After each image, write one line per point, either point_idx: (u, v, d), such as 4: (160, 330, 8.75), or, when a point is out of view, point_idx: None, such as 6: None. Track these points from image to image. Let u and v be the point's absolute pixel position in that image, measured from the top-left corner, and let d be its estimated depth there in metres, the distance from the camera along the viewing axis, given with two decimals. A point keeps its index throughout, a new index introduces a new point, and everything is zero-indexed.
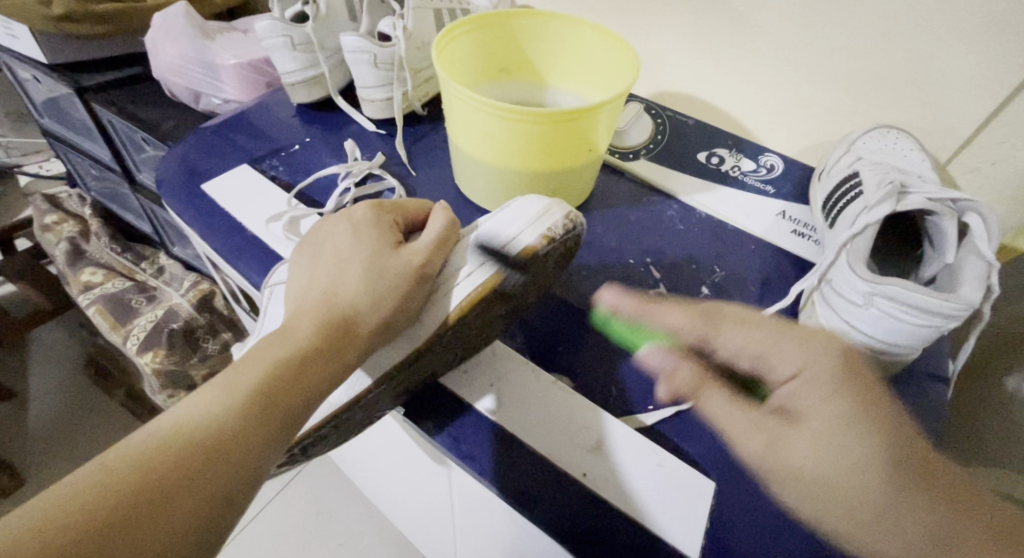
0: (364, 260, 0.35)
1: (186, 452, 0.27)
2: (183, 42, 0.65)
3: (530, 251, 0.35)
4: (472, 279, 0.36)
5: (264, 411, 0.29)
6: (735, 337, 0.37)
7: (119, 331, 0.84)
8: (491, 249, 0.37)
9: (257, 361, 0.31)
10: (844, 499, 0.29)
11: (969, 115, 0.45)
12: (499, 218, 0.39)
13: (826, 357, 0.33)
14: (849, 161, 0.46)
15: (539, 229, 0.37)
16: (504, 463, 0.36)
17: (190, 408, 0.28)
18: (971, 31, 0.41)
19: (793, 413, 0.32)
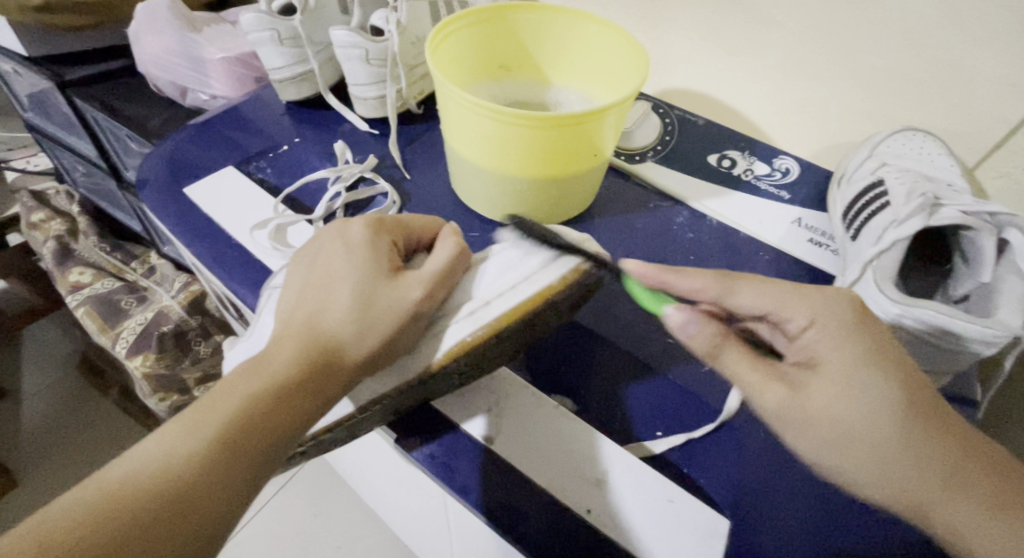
0: (356, 289, 0.32)
1: (148, 497, 0.24)
2: (167, 35, 0.62)
3: (541, 297, 0.33)
4: (475, 318, 0.33)
5: (238, 449, 0.26)
6: (753, 291, 0.33)
7: (108, 333, 0.82)
8: (497, 288, 0.34)
9: (231, 395, 0.28)
10: (851, 440, 0.29)
11: (1002, 119, 0.42)
12: (510, 255, 0.36)
13: (838, 307, 0.31)
14: (872, 168, 0.43)
15: (561, 268, 0.34)
16: (501, 496, 0.34)
17: (155, 448, 0.26)
18: (1008, 27, 0.38)
19: (813, 362, 0.31)
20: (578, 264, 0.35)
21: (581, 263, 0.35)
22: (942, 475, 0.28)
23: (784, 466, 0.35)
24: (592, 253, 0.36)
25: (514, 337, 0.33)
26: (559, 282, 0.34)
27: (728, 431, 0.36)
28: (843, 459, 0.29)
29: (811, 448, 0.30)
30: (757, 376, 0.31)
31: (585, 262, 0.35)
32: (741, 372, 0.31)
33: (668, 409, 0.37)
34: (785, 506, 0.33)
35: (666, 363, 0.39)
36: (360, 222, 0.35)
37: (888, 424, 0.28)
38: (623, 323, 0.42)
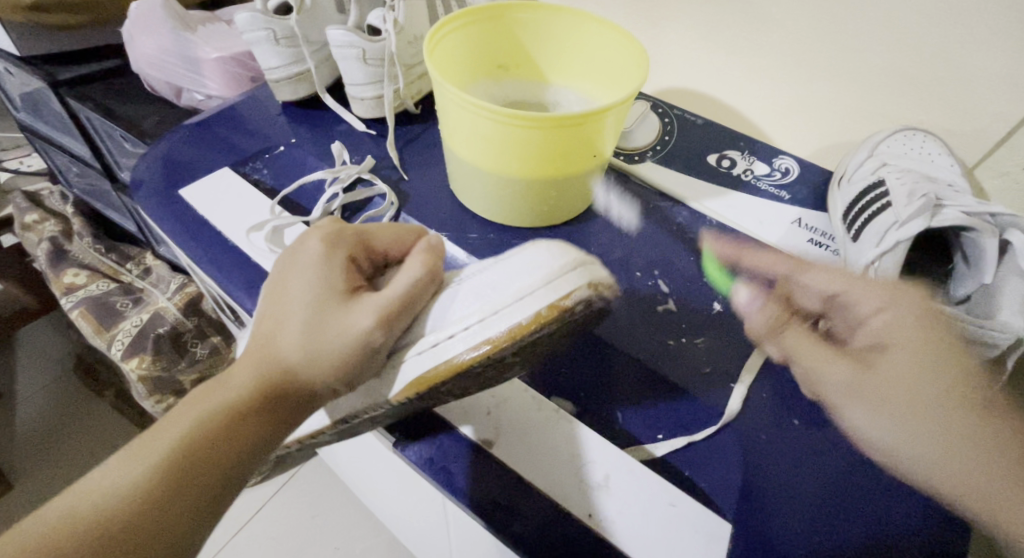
0: (310, 315, 0.31)
1: (119, 514, 0.26)
2: (161, 35, 0.61)
3: (511, 339, 0.28)
4: (452, 343, 0.31)
5: (204, 465, 0.28)
6: (818, 276, 0.38)
7: (102, 335, 0.81)
8: (478, 312, 0.31)
9: (196, 408, 0.29)
10: (925, 417, 0.30)
11: (1003, 118, 0.42)
12: (495, 275, 0.32)
13: (908, 305, 0.33)
14: (873, 168, 0.43)
15: (538, 304, 0.29)
16: (503, 502, 0.33)
17: (127, 462, 0.27)
18: (1008, 27, 0.38)
19: (878, 346, 0.33)
20: (559, 301, 0.29)
21: (561, 303, 0.29)
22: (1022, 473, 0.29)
23: (786, 467, 0.35)
24: (581, 286, 0.30)
25: (491, 371, 0.30)
26: (532, 321, 0.29)
27: (730, 433, 0.36)
28: (908, 435, 0.31)
29: (881, 426, 0.32)
30: (835, 365, 0.34)
31: (569, 298, 0.29)
32: (794, 341, 0.37)
33: (669, 411, 0.37)
34: (788, 508, 0.33)
35: (667, 364, 0.39)
36: (320, 242, 0.34)
37: (958, 415, 0.30)
38: (623, 324, 0.41)
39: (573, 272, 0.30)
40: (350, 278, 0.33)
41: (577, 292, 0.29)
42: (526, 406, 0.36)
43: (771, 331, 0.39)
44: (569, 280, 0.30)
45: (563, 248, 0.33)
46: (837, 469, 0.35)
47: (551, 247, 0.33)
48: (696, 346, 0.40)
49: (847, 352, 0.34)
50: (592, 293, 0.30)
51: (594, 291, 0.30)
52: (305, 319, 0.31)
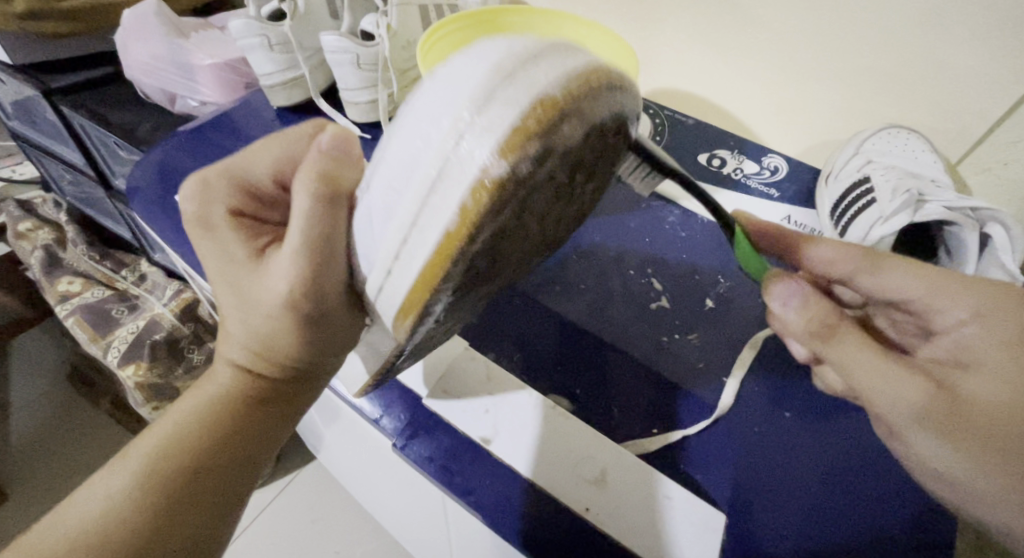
0: (242, 297, 0.30)
1: (133, 521, 0.26)
2: (155, 42, 0.62)
3: (460, 235, 0.22)
4: (398, 276, 0.25)
5: (213, 465, 0.28)
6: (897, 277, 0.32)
7: (98, 343, 0.81)
8: (396, 228, 0.24)
9: (189, 411, 0.29)
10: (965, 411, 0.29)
11: (985, 116, 0.43)
12: (392, 157, 0.24)
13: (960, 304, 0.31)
14: (860, 165, 0.44)
15: (465, 179, 0.21)
16: (504, 496, 0.34)
17: (128, 472, 0.27)
18: (989, 27, 0.39)
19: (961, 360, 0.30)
20: (487, 168, 0.21)
21: (484, 178, 0.21)
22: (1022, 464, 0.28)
23: (778, 458, 0.35)
24: (510, 130, 0.20)
25: (468, 276, 0.24)
26: (466, 207, 0.21)
27: (722, 426, 0.37)
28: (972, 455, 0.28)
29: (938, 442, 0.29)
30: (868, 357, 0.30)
31: (492, 169, 0.21)
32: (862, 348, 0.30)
33: (659, 406, 0.38)
34: (780, 497, 0.34)
35: (662, 361, 0.40)
36: (194, 202, 0.31)
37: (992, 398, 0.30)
38: (617, 322, 0.42)
39: (489, 109, 0.21)
40: (245, 235, 0.31)
41: (505, 152, 0.20)
42: (518, 400, 0.37)
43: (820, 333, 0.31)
44: (488, 135, 0.21)
45: (480, 64, 0.22)
46: (828, 459, 0.35)
47: (456, 71, 0.23)
48: (689, 342, 0.41)
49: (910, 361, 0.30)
50: (524, 145, 0.20)
51: (531, 136, 0.20)
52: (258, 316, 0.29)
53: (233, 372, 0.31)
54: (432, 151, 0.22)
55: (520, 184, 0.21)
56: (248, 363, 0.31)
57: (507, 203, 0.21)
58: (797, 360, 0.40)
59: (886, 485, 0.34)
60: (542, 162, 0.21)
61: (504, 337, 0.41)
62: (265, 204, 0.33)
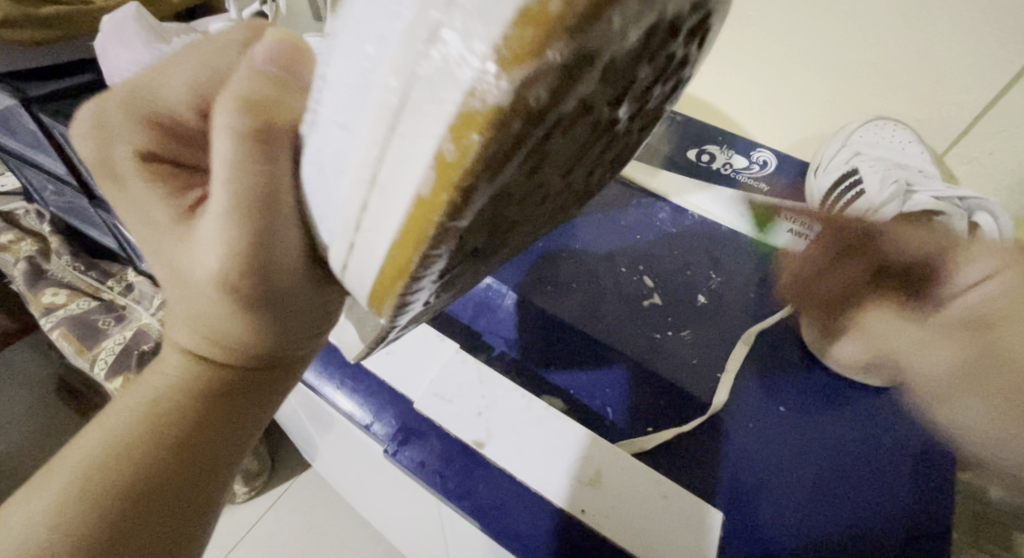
0: (173, 271, 0.28)
1: (81, 530, 0.25)
2: (135, 47, 0.61)
3: (430, 208, 0.15)
4: (362, 253, 0.19)
5: (166, 464, 0.27)
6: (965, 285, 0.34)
7: (86, 354, 0.80)
8: (353, 184, 0.18)
9: (132, 408, 0.28)
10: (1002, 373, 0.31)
11: (969, 107, 0.43)
12: (345, 66, 0.17)
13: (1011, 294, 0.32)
14: (847, 157, 0.45)
15: (443, 108, 0.14)
16: (502, 498, 0.34)
17: (69, 477, 0.26)
18: (969, 19, 0.39)
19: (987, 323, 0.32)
20: (471, 91, 0.13)
21: (470, 111, 0.13)
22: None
23: (773, 456, 0.35)
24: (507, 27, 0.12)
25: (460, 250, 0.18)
26: (451, 155, 0.14)
27: (717, 423, 0.36)
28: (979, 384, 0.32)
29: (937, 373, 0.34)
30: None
31: (487, 92, 0.13)
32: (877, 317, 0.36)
33: (654, 405, 0.38)
34: (779, 494, 0.34)
35: (655, 359, 0.40)
36: (88, 145, 0.26)
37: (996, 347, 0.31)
38: (610, 321, 0.42)
39: None
40: (172, 192, 0.28)
41: (512, 65, 0.12)
42: (508, 391, 0.37)
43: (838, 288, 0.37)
44: (482, 20, 0.13)
45: None
46: (826, 454, 0.35)
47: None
48: (681, 339, 0.41)
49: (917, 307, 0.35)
50: (543, 48, 0.12)
51: (559, 24, 0.12)
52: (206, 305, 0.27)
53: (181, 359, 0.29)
54: (396, 65, 0.15)
55: (533, 121, 0.14)
56: (199, 351, 0.29)
57: (508, 153, 0.14)
58: (792, 356, 0.40)
59: (884, 477, 0.34)
60: (569, 86, 0.13)
61: (497, 337, 0.41)
62: (183, 145, 0.28)
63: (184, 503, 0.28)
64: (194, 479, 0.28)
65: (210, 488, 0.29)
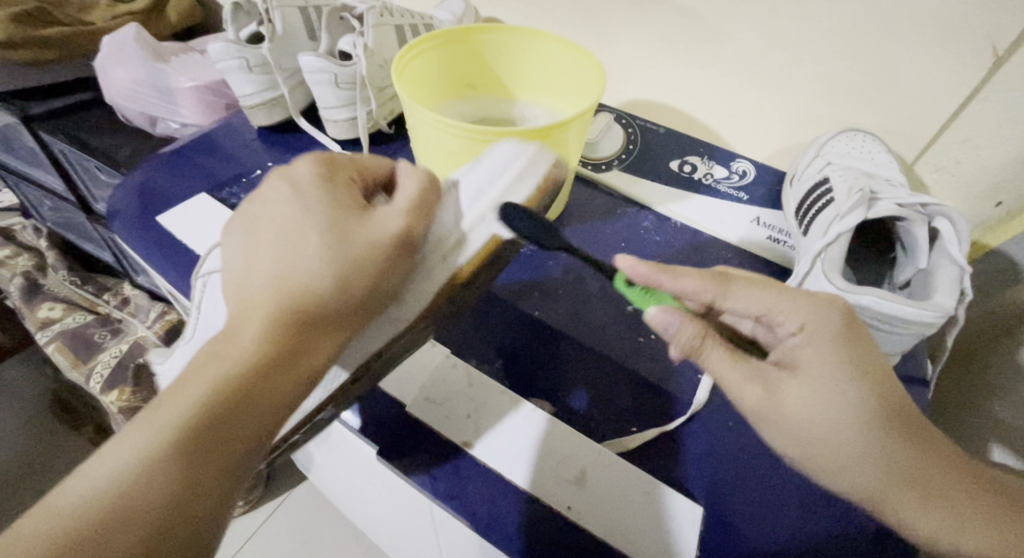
0: (321, 245, 0.31)
1: (163, 483, 0.25)
2: (135, 66, 0.63)
3: (515, 220, 0.35)
4: (462, 245, 0.34)
5: (254, 418, 0.28)
6: (747, 295, 0.33)
7: (81, 368, 0.80)
8: (479, 207, 0.35)
9: (223, 362, 0.28)
10: (844, 458, 0.29)
11: (934, 118, 0.45)
12: (477, 167, 0.37)
13: (830, 317, 0.31)
14: (819, 166, 0.48)
15: (533, 179, 0.36)
16: (489, 499, 0.35)
17: (157, 429, 0.26)
18: (931, 36, 0.41)
19: (792, 365, 0.31)
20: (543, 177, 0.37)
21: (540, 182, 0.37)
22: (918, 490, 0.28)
23: (752, 453, 0.36)
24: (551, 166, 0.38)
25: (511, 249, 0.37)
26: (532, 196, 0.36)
27: (698, 423, 0.38)
28: (823, 464, 0.30)
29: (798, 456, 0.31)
30: (720, 362, 0.32)
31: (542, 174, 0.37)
32: (717, 364, 0.32)
33: (640, 406, 0.39)
34: (756, 491, 0.35)
35: (639, 361, 0.41)
36: (315, 167, 0.34)
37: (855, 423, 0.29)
38: (596, 325, 0.43)
39: (541, 154, 0.38)
40: (354, 196, 0.34)
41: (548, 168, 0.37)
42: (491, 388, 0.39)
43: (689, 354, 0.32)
44: (539, 161, 0.37)
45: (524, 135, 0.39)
46: None
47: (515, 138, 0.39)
48: (665, 341, 0.42)
49: (756, 367, 0.32)
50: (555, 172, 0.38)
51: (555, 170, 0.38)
52: (322, 277, 0.30)
53: (272, 313, 0.30)
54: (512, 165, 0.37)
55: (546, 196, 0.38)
56: (286, 316, 0.30)
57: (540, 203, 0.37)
58: None
59: None
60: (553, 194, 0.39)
61: (488, 345, 0.42)
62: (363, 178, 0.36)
63: (239, 473, 0.27)
64: (251, 446, 0.28)
65: (258, 459, 0.28)
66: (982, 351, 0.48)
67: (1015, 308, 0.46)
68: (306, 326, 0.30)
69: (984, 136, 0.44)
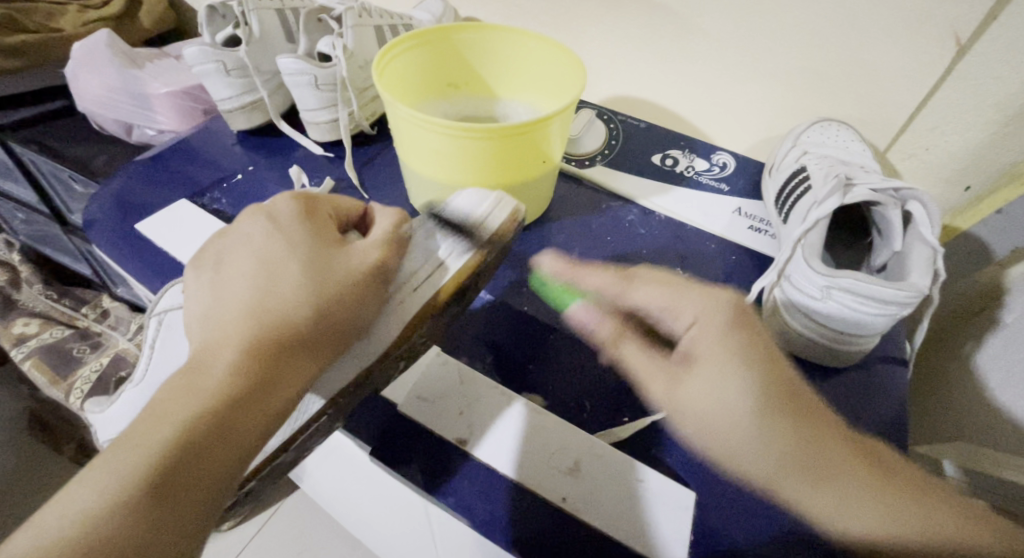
0: (300, 277, 0.32)
1: (131, 522, 0.25)
2: (108, 73, 0.62)
3: (470, 267, 0.37)
4: (419, 292, 0.36)
5: (221, 456, 0.27)
6: (645, 289, 0.41)
7: (60, 385, 0.78)
8: (441, 250, 0.38)
9: (193, 395, 0.28)
10: (724, 437, 0.33)
11: (904, 107, 0.47)
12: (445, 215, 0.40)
13: (714, 312, 0.37)
14: (797, 156, 0.49)
15: (490, 227, 0.38)
16: (485, 493, 0.35)
17: (127, 467, 0.26)
18: (898, 27, 0.42)
19: (688, 358, 0.36)
20: (500, 226, 0.39)
21: (503, 228, 0.39)
22: (799, 469, 0.31)
23: None
24: (513, 212, 0.40)
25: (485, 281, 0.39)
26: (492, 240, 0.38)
27: None
28: (719, 448, 0.34)
29: (696, 438, 0.36)
30: (631, 351, 0.40)
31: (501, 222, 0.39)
32: (631, 354, 0.40)
33: (631, 396, 0.39)
34: None
35: None
36: (291, 205, 0.36)
37: (744, 410, 0.32)
38: (585, 318, 0.44)
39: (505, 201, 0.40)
40: (329, 232, 0.35)
41: (512, 212, 0.39)
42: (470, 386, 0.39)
43: (610, 343, 0.41)
44: (503, 206, 0.40)
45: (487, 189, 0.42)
46: None
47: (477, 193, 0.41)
48: None
49: (666, 365, 0.38)
50: (515, 217, 0.40)
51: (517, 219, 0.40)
52: (299, 308, 0.31)
53: (245, 347, 0.30)
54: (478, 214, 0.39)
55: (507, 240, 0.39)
56: (267, 344, 0.30)
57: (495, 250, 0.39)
58: None
59: None
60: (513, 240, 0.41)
61: (478, 343, 0.42)
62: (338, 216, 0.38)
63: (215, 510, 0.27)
64: (228, 481, 0.27)
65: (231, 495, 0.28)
66: (959, 330, 0.50)
67: (986, 288, 0.47)
68: (278, 358, 0.30)
69: (952, 123, 0.46)
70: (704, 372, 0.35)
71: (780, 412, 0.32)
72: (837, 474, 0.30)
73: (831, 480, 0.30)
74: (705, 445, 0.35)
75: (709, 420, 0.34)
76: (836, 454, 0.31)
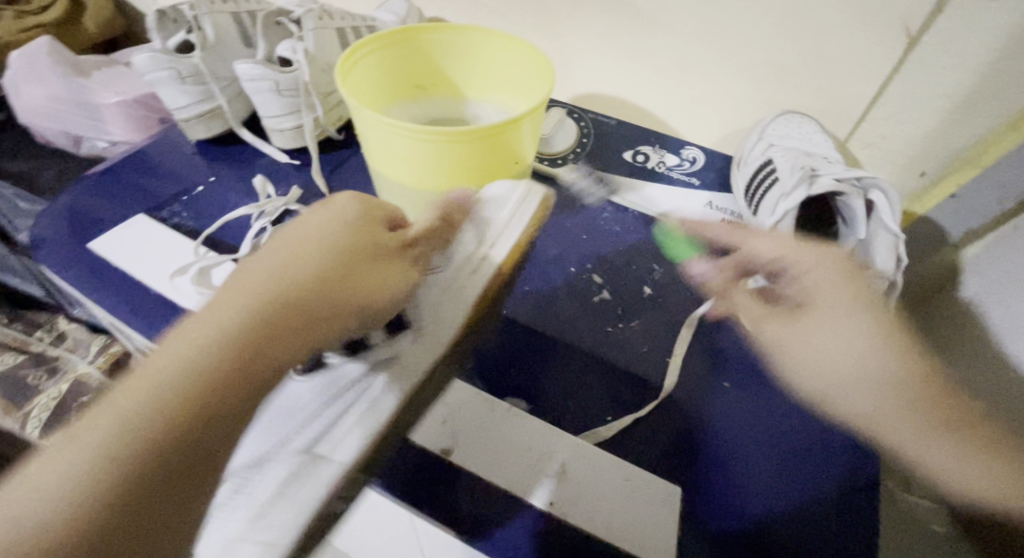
0: (341, 247, 0.30)
1: (88, 522, 0.20)
2: (52, 83, 0.59)
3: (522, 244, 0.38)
4: (477, 273, 0.36)
5: (220, 436, 0.23)
6: (766, 242, 0.38)
7: (14, 414, 0.74)
8: (491, 233, 0.38)
9: (164, 375, 0.23)
10: (864, 388, 0.34)
11: (862, 97, 0.48)
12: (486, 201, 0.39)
13: (832, 263, 0.36)
14: (763, 149, 0.50)
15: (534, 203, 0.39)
16: (472, 503, 0.34)
17: (91, 452, 0.21)
18: (853, 20, 0.43)
19: (808, 303, 0.36)
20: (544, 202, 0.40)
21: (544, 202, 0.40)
22: (918, 412, 0.32)
23: (722, 430, 0.38)
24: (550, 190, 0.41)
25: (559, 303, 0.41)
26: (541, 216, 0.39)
27: (670, 405, 0.39)
28: (863, 397, 0.34)
29: (810, 383, 0.37)
30: (754, 307, 0.40)
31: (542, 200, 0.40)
32: (742, 302, 0.41)
33: (613, 395, 0.39)
34: (724, 465, 0.37)
35: (610, 350, 0.42)
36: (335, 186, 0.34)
37: (885, 369, 0.33)
38: (565, 318, 0.44)
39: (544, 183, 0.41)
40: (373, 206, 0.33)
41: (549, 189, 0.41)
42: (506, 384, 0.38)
43: (720, 294, 0.42)
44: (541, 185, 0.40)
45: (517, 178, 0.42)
46: (766, 423, 0.39)
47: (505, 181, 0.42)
48: (633, 329, 0.43)
49: (781, 307, 0.38)
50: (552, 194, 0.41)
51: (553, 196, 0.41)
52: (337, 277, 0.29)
53: (235, 326, 0.25)
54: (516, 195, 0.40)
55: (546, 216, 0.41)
56: (292, 310, 0.27)
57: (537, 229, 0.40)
58: (733, 335, 0.44)
59: (816, 442, 0.38)
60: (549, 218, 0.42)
61: None
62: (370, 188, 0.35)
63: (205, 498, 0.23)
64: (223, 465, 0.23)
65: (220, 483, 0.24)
66: None
67: None
68: (278, 337, 0.26)
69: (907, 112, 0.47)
70: (827, 324, 0.35)
71: (903, 358, 0.34)
72: (937, 424, 0.32)
73: (948, 428, 0.32)
74: (819, 391, 0.37)
75: (831, 371, 0.35)
76: (946, 401, 0.33)
